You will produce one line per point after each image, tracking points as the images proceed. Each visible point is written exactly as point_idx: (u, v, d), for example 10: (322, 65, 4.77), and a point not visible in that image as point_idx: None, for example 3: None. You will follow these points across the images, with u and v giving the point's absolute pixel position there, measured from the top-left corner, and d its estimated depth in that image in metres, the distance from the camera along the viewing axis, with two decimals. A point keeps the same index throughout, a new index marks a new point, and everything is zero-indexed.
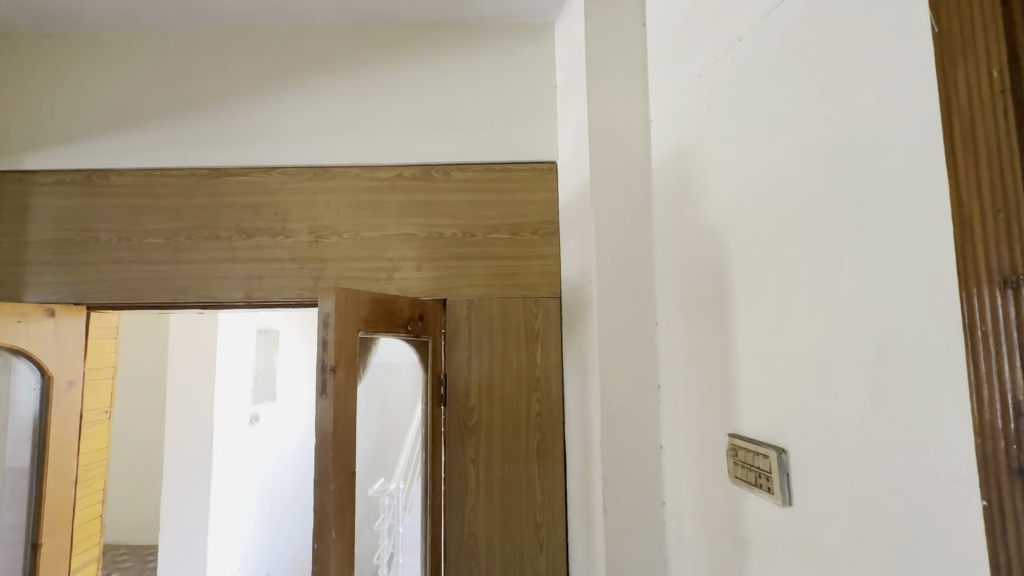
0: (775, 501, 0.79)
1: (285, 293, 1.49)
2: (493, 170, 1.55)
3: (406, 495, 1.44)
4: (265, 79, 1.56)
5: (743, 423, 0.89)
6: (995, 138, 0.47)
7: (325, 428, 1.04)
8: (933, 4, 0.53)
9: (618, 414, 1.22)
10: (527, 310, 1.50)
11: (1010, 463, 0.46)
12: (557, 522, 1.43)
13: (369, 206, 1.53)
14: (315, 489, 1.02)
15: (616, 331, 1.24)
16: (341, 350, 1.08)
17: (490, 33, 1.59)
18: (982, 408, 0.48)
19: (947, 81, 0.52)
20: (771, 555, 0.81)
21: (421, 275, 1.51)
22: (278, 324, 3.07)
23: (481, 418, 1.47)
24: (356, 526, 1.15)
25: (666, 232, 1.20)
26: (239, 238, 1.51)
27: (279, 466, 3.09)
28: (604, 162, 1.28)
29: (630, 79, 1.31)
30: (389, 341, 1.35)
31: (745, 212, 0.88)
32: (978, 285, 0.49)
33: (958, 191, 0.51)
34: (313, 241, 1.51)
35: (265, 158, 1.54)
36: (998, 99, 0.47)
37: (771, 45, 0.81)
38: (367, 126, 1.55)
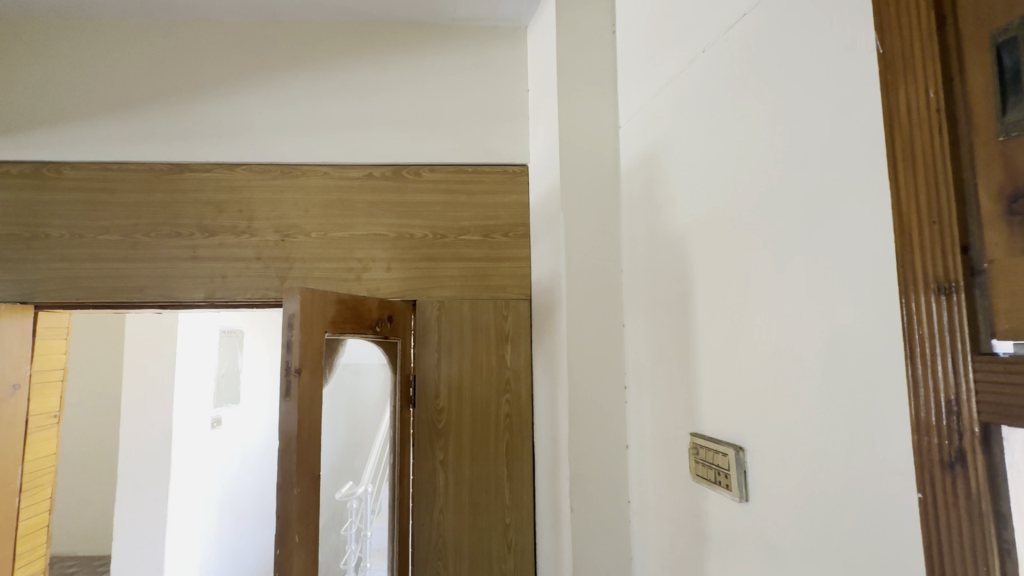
0: (733, 497, 0.82)
1: (249, 293, 1.45)
2: (464, 171, 1.55)
3: (374, 498, 1.43)
4: (230, 73, 1.52)
5: (704, 423, 0.92)
6: (931, 154, 0.51)
7: (289, 430, 1.03)
8: (879, 26, 0.57)
9: (585, 415, 1.24)
10: (497, 312, 1.51)
11: (943, 457, 0.49)
12: (526, 522, 1.45)
13: (338, 206, 1.51)
14: (278, 493, 1.01)
15: (584, 334, 1.26)
16: (307, 351, 1.07)
17: (463, 34, 1.59)
18: (919, 406, 0.52)
19: (891, 100, 0.55)
20: (730, 549, 0.84)
21: (391, 276, 1.50)
22: (243, 325, 2.99)
23: (451, 420, 1.46)
24: (321, 532, 1.12)
25: (634, 236, 1.22)
26: (201, 235, 1.47)
27: (243, 471, 3.01)
28: (574, 166, 1.30)
29: (600, 85, 1.33)
30: (357, 342, 1.32)
31: (707, 218, 0.91)
32: (915, 291, 0.52)
33: (900, 203, 0.54)
34: (279, 240, 1.48)
35: (230, 154, 1.50)
36: (935, 117, 0.51)
37: (732, 58, 0.85)
38: (337, 124, 1.53)
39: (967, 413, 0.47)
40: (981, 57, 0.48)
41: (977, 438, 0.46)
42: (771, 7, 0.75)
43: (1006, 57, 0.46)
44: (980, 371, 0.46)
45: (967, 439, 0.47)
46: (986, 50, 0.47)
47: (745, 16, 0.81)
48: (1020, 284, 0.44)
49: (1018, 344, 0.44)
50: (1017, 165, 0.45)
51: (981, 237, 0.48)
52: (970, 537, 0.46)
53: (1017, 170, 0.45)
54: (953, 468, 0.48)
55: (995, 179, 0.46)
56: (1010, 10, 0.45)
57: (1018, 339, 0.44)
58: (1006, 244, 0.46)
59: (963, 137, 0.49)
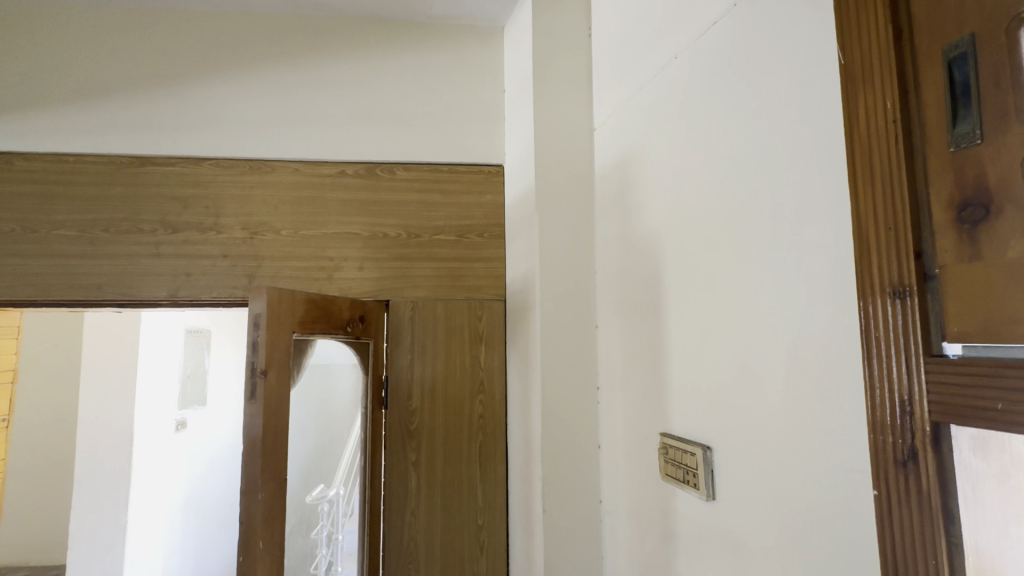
0: (701, 496, 0.84)
1: (215, 292, 1.41)
2: (439, 171, 1.54)
3: (345, 500, 1.39)
4: (196, 64, 1.47)
5: (673, 424, 0.94)
6: (887, 163, 0.53)
7: (253, 434, 1.00)
8: (841, 39, 0.59)
9: (558, 415, 1.25)
10: (472, 313, 1.50)
11: (896, 456, 0.51)
12: (498, 523, 1.44)
13: (310, 203, 1.48)
14: (242, 498, 0.98)
15: (557, 335, 1.27)
16: (273, 352, 1.04)
17: (439, 32, 1.58)
18: (874, 406, 0.54)
19: (851, 111, 0.57)
20: (697, 546, 0.86)
21: (364, 275, 1.47)
22: (210, 324, 2.90)
23: (423, 422, 1.45)
24: (287, 537, 1.09)
25: (607, 238, 1.23)
26: (164, 232, 1.42)
27: (208, 474, 2.92)
28: (549, 167, 1.31)
29: (575, 87, 1.34)
30: (326, 343, 1.28)
31: (679, 221, 0.93)
32: (872, 296, 0.54)
33: (859, 210, 0.56)
34: (248, 237, 1.44)
35: (196, 148, 1.45)
36: (892, 128, 0.53)
37: (703, 65, 0.86)
38: (308, 120, 1.50)
39: (920, 413, 0.49)
40: (935, 72, 0.50)
41: (927, 436, 0.48)
42: (741, 16, 0.77)
43: (957, 72, 0.48)
44: (931, 372, 0.48)
45: (919, 438, 0.49)
46: (939, 65, 0.49)
47: (716, 24, 0.83)
48: (968, 290, 0.46)
49: (966, 346, 0.47)
50: (966, 176, 0.46)
51: (933, 244, 0.50)
52: (921, 532, 0.48)
53: (966, 180, 0.46)
54: (906, 466, 0.50)
55: (946, 189, 0.48)
56: (960, 28, 0.47)
57: (966, 343, 0.46)
58: (955, 252, 0.47)
59: (917, 148, 0.51)
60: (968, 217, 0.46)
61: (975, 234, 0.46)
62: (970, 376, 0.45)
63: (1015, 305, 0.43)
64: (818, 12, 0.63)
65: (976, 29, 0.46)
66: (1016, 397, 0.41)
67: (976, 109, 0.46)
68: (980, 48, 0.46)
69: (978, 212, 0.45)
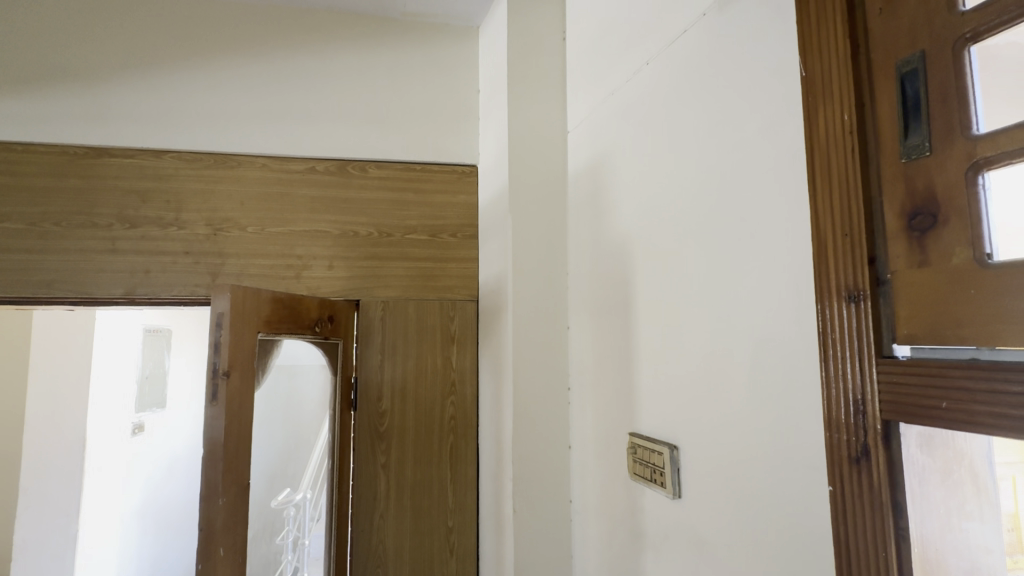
0: (668, 494, 0.85)
1: (176, 290, 1.36)
2: (412, 169, 1.53)
3: (313, 505, 1.35)
4: (157, 51, 1.41)
5: (642, 424, 0.95)
6: (845, 172, 0.55)
7: (214, 437, 0.97)
8: (802, 52, 0.61)
9: (528, 415, 1.25)
10: (443, 313, 1.49)
11: (850, 453, 0.53)
12: (469, 525, 1.44)
13: (277, 200, 1.44)
14: (201, 504, 0.94)
15: (529, 336, 1.27)
16: (237, 353, 1.01)
17: (413, 30, 1.57)
18: (830, 405, 0.56)
19: (811, 122, 0.59)
20: (664, 544, 0.87)
21: (333, 274, 1.44)
22: (170, 323, 2.79)
23: (393, 423, 1.43)
24: (250, 543, 1.06)
25: (579, 240, 1.25)
26: (121, 227, 1.36)
27: (166, 479, 2.80)
28: (523, 169, 1.31)
29: (550, 90, 1.35)
30: (293, 343, 1.24)
31: (648, 224, 0.94)
32: (829, 300, 0.56)
33: (817, 216, 0.58)
34: (211, 234, 1.39)
35: (156, 140, 1.39)
36: (849, 139, 0.55)
37: (674, 71, 0.88)
38: (277, 114, 1.46)
39: (872, 412, 0.51)
40: (889, 87, 0.52)
41: (878, 434, 0.51)
42: (710, 25, 0.79)
43: (908, 87, 0.50)
44: (883, 372, 0.51)
45: (870, 435, 0.51)
46: (892, 80, 0.52)
47: (686, 32, 0.85)
48: (917, 294, 0.49)
49: (914, 348, 0.49)
50: (916, 186, 0.49)
51: (886, 251, 0.52)
52: (871, 525, 0.50)
53: (916, 190, 0.49)
54: (859, 462, 0.52)
55: (898, 198, 0.51)
56: (912, 45, 0.50)
57: (914, 344, 0.49)
58: (906, 258, 0.50)
59: (872, 159, 0.54)
60: (918, 225, 0.49)
61: (923, 241, 0.48)
62: (917, 377, 0.47)
63: (957, 308, 0.45)
64: (782, 24, 0.65)
65: (926, 47, 0.48)
66: (959, 396, 0.44)
67: (925, 122, 0.48)
68: (929, 65, 0.48)
69: (926, 221, 0.48)
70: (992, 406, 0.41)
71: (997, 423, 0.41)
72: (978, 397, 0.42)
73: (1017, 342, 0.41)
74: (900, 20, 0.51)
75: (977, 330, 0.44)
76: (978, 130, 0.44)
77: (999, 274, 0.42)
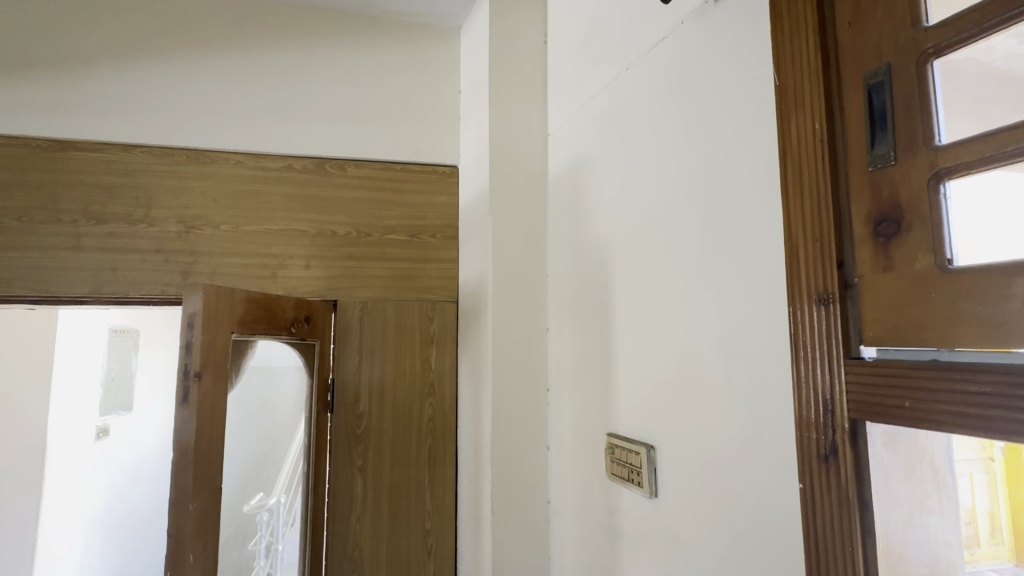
0: (644, 493, 0.87)
1: (145, 289, 1.32)
2: (392, 169, 1.51)
3: (287, 509, 1.33)
4: (126, 42, 1.37)
5: (619, 424, 0.96)
6: (816, 178, 0.57)
7: (184, 441, 0.94)
8: (775, 61, 0.63)
9: (507, 416, 1.25)
10: (423, 314, 1.48)
11: (819, 451, 0.55)
12: (446, 527, 1.43)
13: (252, 197, 1.41)
14: (171, 509, 0.91)
15: (508, 337, 1.27)
16: (209, 354, 0.98)
17: (393, 29, 1.56)
18: (800, 404, 0.57)
19: (783, 129, 0.61)
20: (640, 543, 0.89)
21: (310, 274, 1.42)
22: (137, 323, 2.70)
23: (371, 425, 1.42)
24: (221, 550, 1.02)
25: (558, 242, 1.26)
26: (87, 223, 1.31)
27: (132, 484, 2.70)
28: (504, 170, 1.31)
29: (531, 92, 1.36)
30: (268, 344, 1.21)
31: (627, 227, 0.96)
32: (800, 303, 0.58)
33: (789, 222, 0.60)
34: (183, 231, 1.35)
35: (125, 134, 1.34)
36: (820, 146, 0.57)
37: (653, 77, 0.89)
38: (252, 110, 1.43)
39: (840, 411, 0.53)
40: (857, 98, 0.54)
41: (846, 433, 0.52)
42: (688, 32, 0.80)
43: (875, 98, 0.52)
44: (850, 372, 0.52)
45: (839, 434, 0.53)
46: (861, 91, 0.53)
47: (664, 39, 0.86)
48: (883, 297, 0.50)
49: (879, 349, 0.51)
50: (882, 194, 0.51)
51: (854, 255, 0.54)
52: (839, 520, 0.52)
53: (882, 198, 0.51)
54: (827, 460, 0.54)
55: (865, 205, 0.53)
56: (879, 58, 0.52)
57: (879, 346, 0.51)
58: (872, 263, 0.52)
59: (841, 167, 0.55)
60: (883, 231, 0.51)
61: (889, 247, 0.50)
62: (883, 377, 0.49)
63: (919, 312, 0.47)
64: (756, 35, 0.67)
65: (892, 60, 0.50)
66: (921, 395, 0.46)
67: (891, 133, 0.50)
68: (894, 78, 0.50)
69: (892, 227, 0.50)
70: (952, 406, 0.43)
71: (956, 421, 0.43)
72: (938, 396, 0.44)
73: (975, 344, 0.43)
74: (868, 34, 0.53)
75: (937, 332, 0.46)
76: (940, 141, 0.46)
77: (958, 278, 0.44)
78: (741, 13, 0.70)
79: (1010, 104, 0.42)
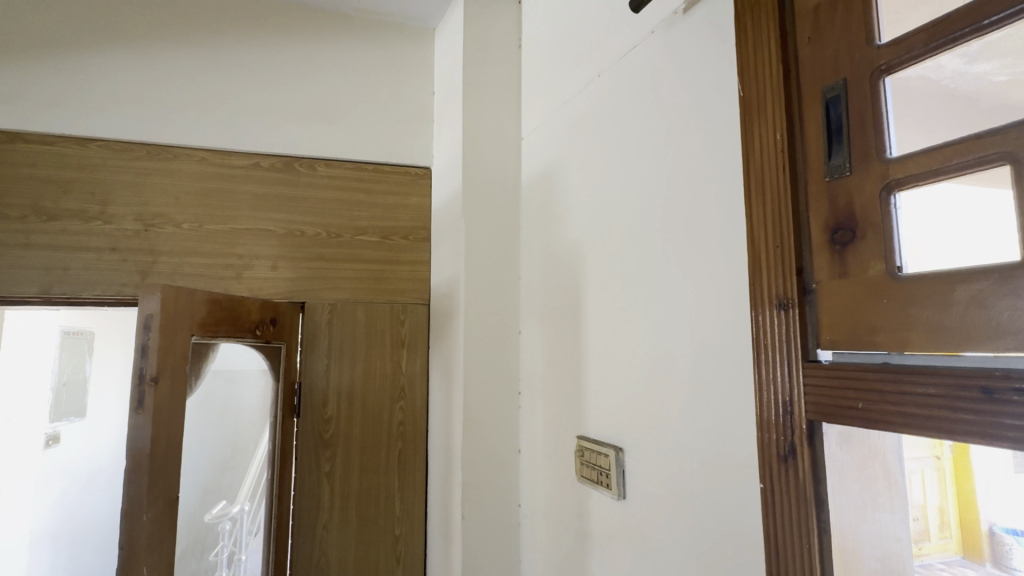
0: (613, 495, 0.87)
1: (99, 290, 1.26)
2: (364, 169, 1.49)
3: (251, 518, 1.29)
4: (82, 30, 1.30)
5: (589, 426, 0.97)
6: (777, 187, 0.59)
7: (139, 449, 0.90)
8: (740, 73, 0.65)
9: (478, 419, 1.25)
10: (394, 317, 1.46)
11: (779, 451, 0.56)
12: (416, 533, 1.41)
13: (217, 196, 1.36)
14: (123, 520, 0.87)
15: (481, 340, 1.27)
16: (168, 357, 0.94)
17: (367, 28, 1.54)
18: (762, 406, 0.59)
19: (747, 139, 0.63)
20: (609, 544, 0.89)
21: (277, 275, 1.39)
22: (93, 325, 2.58)
23: (339, 430, 1.39)
24: (177, 561, 0.98)
25: (531, 246, 1.26)
26: (37, 219, 1.24)
27: (86, 495, 2.56)
28: (477, 173, 1.31)
29: (505, 96, 1.36)
30: (231, 347, 1.17)
31: (598, 232, 0.97)
32: (762, 307, 0.60)
33: (752, 228, 0.62)
34: (142, 229, 1.30)
35: (79, 126, 1.28)
36: (781, 156, 0.59)
37: (624, 85, 0.91)
38: (218, 105, 1.38)
39: (798, 412, 0.55)
40: (816, 110, 0.56)
41: (804, 434, 0.54)
42: (657, 42, 0.82)
43: (832, 111, 0.54)
44: (808, 375, 0.54)
45: (797, 434, 0.54)
46: (819, 104, 0.55)
47: (635, 48, 0.88)
48: (839, 303, 0.52)
49: (835, 353, 0.53)
50: (838, 203, 0.53)
51: (812, 262, 0.56)
52: (798, 518, 0.53)
53: (838, 207, 0.53)
54: (786, 460, 0.55)
55: (822, 213, 0.54)
56: (836, 73, 0.54)
57: (835, 350, 0.53)
58: (829, 269, 0.54)
59: (800, 176, 0.57)
60: (839, 239, 0.52)
61: (844, 254, 0.52)
62: (839, 380, 0.51)
63: (873, 316, 0.49)
64: (723, 47, 0.69)
65: (847, 75, 0.53)
66: (874, 397, 0.47)
67: (846, 144, 0.52)
68: (850, 92, 0.52)
69: (847, 235, 0.52)
70: (902, 407, 0.45)
71: (907, 421, 0.44)
72: (889, 397, 0.46)
73: (923, 348, 0.45)
74: (825, 49, 0.55)
75: (889, 337, 0.48)
76: (891, 154, 0.49)
77: (907, 285, 0.46)
78: (707, 24, 0.72)
79: (956, 121, 0.45)
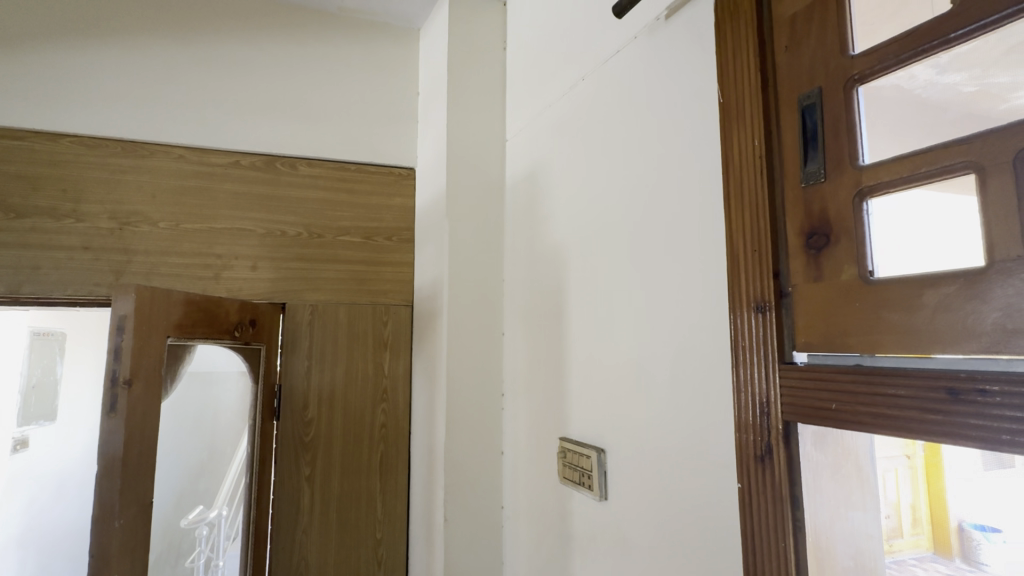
0: (595, 496, 0.88)
1: (71, 290, 1.22)
2: (347, 169, 1.48)
3: (229, 522, 1.25)
4: (55, 22, 1.27)
5: (572, 427, 0.98)
6: (756, 191, 0.60)
7: (111, 454, 0.88)
8: (720, 79, 0.66)
9: (461, 421, 1.24)
10: (376, 318, 1.45)
11: (756, 451, 0.57)
12: (398, 536, 1.40)
13: (195, 194, 1.34)
14: (93, 527, 0.85)
15: (464, 342, 1.27)
16: (142, 359, 0.92)
17: (351, 27, 1.53)
18: (740, 407, 0.60)
19: (726, 145, 0.64)
20: (591, 545, 0.90)
21: (257, 275, 1.36)
22: (64, 326, 2.50)
23: (320, 433, 1.37)
24: (151, 568, 0.95)
25: (515, 248, 1.26)
26: (5, 216, 1.20)
27: (55, 501, 2.48)
28: (460, 174, 1.31)
29: (489, 97, 1.36)
30: (209, 349, 1.15)
31: (581, 234, 0.97)
32: (740, 310, 0.61)
33: (731, 232, 0.63)
34: (117, 228, 1.27)
35: (51, 122, 1.24)
36: (759, 162, 0.60)
37: (607, 89, 0.92)
38: (196, 101, 1.36)
39: (775, 413, 0.56)
40: (792, 117, 0.57)
41: (780, 434, 0.55)
42: (640, 47, 0.83)
43: (808, 119, 0.55)
44: (784, 376, 0.55)
45: (773, 434, 0.55)
46: (795, 112, 0.57)
47: (618, 52, 0.89)
48: (814, 306, 0.53)
49: (810, 355, 0.54)
50: (813, 209, 0.54)
51: (788, 266, 0.57)
52: (774, 516, 0.54)
53: (813, 212, 0.54)
54: (763, 460, 0.56)
55: (798, 218, 0.56)
56: (811, 82, 0.55)
57: (810, 352, 0.54)
58: (804, 273, 0.55)
59: (777, 181, 0.59)
60: (814, 243, 0.54)
61: (819, 258, 0.53)
62: (813, 381, 0.52)
63: (846, 319, 0.50)
64: (703, 54, 0.70)
65: (822, 84, 0.54)
66: (847, 397, 0.49)
67: (821, 151, 0.53)
68: (825, 101, 0.54)
69: (821, 240, 0.53)
70: (874, 407, 0.46)
71: (878, 421, 0.46)
72: (861, 398, 0.47)
73: (893, 350, 0.46)
74: (801, 58, 0.56)
75: (862, 339, 0.49)
76: (863, 162, 0.50)
77: (879, 289, 0.47)
78: (688, 31, 0.73)
79: (925, 131, 0.46)
